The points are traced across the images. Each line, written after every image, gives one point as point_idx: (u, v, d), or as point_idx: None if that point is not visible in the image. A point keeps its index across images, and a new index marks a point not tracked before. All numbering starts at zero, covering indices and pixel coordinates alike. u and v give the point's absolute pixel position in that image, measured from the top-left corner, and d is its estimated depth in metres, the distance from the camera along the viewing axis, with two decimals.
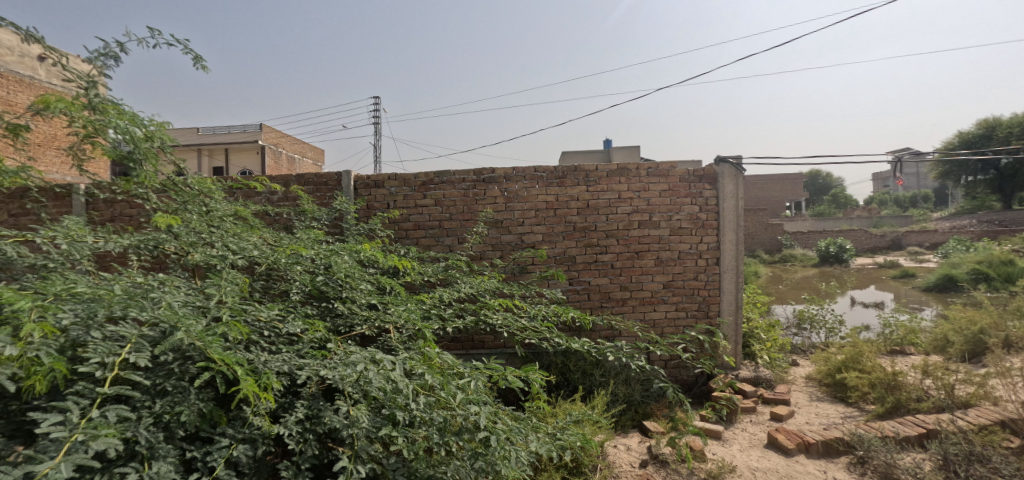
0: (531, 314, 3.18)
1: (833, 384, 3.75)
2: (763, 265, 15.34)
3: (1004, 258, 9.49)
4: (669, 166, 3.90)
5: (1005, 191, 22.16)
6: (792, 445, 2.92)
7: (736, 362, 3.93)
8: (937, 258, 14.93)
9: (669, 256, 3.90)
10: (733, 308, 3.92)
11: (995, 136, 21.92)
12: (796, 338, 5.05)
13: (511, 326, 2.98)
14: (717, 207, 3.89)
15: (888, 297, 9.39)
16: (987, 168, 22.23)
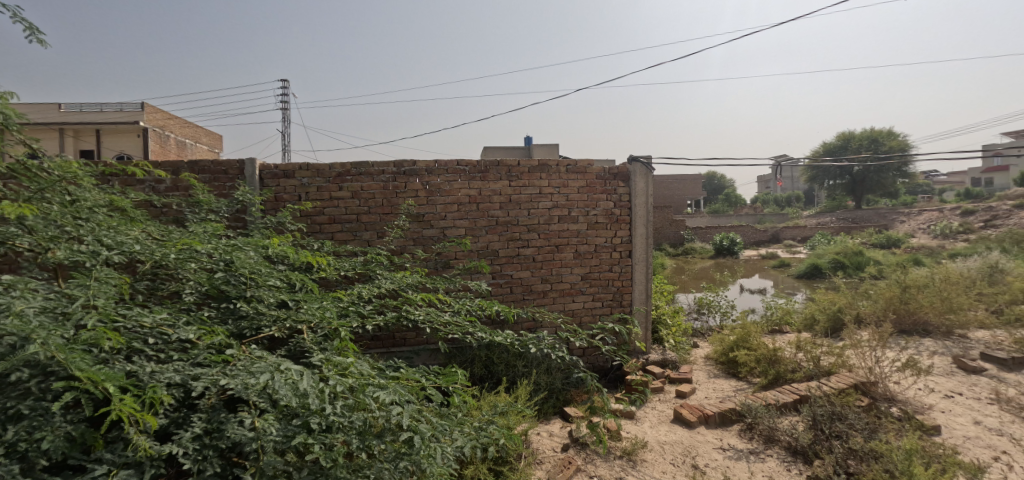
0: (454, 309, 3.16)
1: (727, 361, 4.23)
2: (670, 258, 16.77)
3: (855, 249, 11.37)
4: (587, 164, 4.10)
5: (857, 194, 26.47)
6: (694, 418, 3.25)
7: (647, 346, 4.27)
8: (807, 249, 17.46)
9: (587, 249, 4.11)
10: (644, 296, 4.24)
11: (850, 147, 26.10)
12: (697, 322, 5.61)
13: (434, 321, 2.92)
14: (629, 203, 4.17)
15: (769, 284, 10.78)
16: (844, 174, 26.39)
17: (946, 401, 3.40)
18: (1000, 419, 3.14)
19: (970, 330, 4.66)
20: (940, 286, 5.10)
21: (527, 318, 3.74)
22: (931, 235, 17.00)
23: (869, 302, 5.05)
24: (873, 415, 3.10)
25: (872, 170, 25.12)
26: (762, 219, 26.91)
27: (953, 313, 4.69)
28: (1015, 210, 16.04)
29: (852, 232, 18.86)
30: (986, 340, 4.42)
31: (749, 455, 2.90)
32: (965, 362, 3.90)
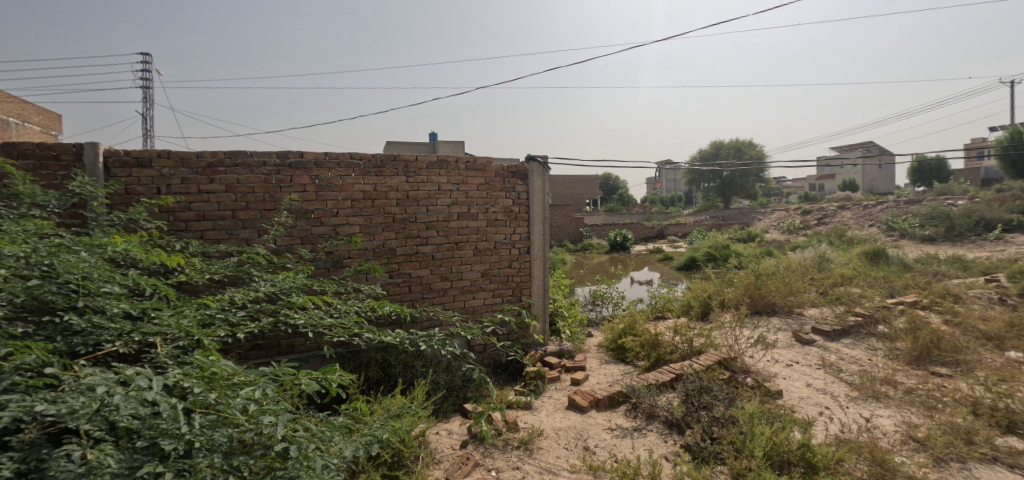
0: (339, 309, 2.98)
1: (616, 348, 4.57)
2: (571, 254, 17.78)
3: (723, 243, 13.11)
4: (486, 161, 4.14)
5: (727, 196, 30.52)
6: (586, 403, 3.46)
7: (544, 338, 4.46)
8: (686, 244, 19.71)
9: (487, 246, 4.16)
10: (541, 291, 4.41)
11: (722, 155, 30.01)
12: (592, 313, 6.00)
13: (317, 325, 2.73)
14: (527, 201, 4.31)
15: (654, 275, 11.96)
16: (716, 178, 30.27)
17: (786, 369, 4.06)
18: (824, 380, 3.82)
19: (804, 308, 5.63)
20: (783, 273, 6.09)
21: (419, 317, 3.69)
22: (780, 230, 20.28)
23: (731, 289, 5.84)
24: (732, 385, 3.58)
25: (737, 175, 29.19)
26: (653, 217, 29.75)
27: (792, 295, 5.63)
28: (838, 210, 19.80)
29: (722, 229, 21.70)
30: (815, 316, 5.37)
31: (633, 432, 3.16)
32: (800, 336, 4.70)
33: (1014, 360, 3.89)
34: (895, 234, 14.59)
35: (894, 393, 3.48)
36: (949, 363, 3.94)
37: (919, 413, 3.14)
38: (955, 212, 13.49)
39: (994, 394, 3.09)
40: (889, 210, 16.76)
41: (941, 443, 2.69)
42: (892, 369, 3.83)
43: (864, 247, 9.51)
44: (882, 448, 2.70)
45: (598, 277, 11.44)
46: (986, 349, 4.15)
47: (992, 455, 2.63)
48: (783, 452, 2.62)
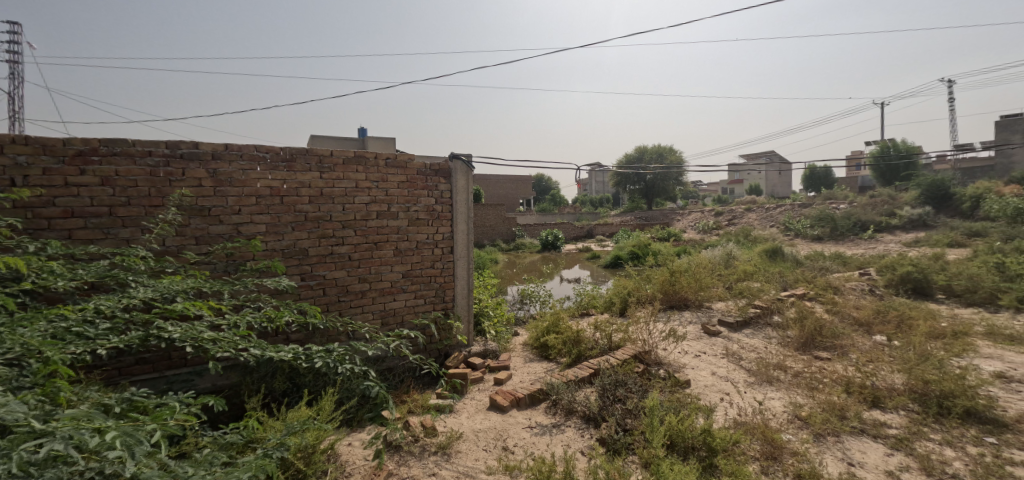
0: (225, 323, 2.78)
1: (540, 345, 4.65)
2: (504, 253, 17.93)
3: (645, 243, 13.94)
4: (408, 158, 4.01)
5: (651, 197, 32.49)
6: (507, 402, 3.47)
7: (468, 339, 4.45)
8: (614, 242, 20.69)
9: (408, 246, 4.04)
10: (465, 292, 4.37)
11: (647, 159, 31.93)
12: (520, 312, 6.08)
13: (196, 339, 2.49)
14: (450, 200, 4.24)
15: (583, 274, 12.45)
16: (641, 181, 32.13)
17: (694, 359, 4.37)
18: (726, 368, 4.15)
19: (712, 302, 6.11)
20: (695, 270, 6.58)
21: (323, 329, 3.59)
22: (696, 230, 21.97)
23: (649, 285, 6.21)
24: (645, 377, 3.77)
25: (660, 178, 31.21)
26: (585, 217, 30.97)
27: (702, 290, 6.10)
28: (747, 212, 21.88)
29: (647, 229, 23.07)
30: (721, 309, 5.86)
31: (552, 429, 3.21)
32: (707, 328, 5.08)
33: (878, 342, 4.48)
34: (791, 233, 16.42)
35: (784, 376, 3.85)
36: (828, 348, 4.45)
37: (803, 394, 3.49)
38: (838, 215, 15.46)
39: (862, 373, 3.52)
40: (787, 213, 18.82)
41: (819, 419, 2.99)
42: (783, 356, 4.25)
43: (764, 246, 10.57)
44: (771, 427, 2.96)
45: (528, 276, 11.66)
46: (858, 334, 4.74)
47: (860, 428, 2.94)
48: (687, 439, 2.76)
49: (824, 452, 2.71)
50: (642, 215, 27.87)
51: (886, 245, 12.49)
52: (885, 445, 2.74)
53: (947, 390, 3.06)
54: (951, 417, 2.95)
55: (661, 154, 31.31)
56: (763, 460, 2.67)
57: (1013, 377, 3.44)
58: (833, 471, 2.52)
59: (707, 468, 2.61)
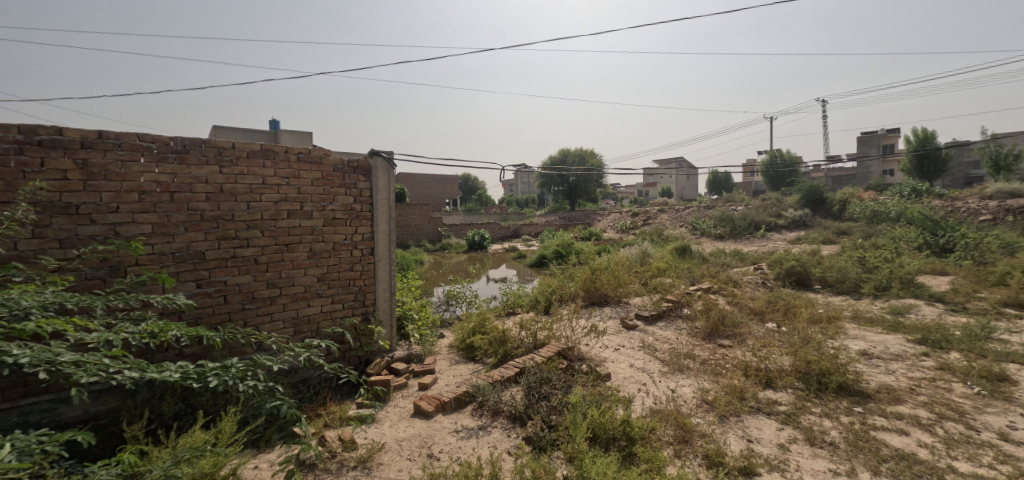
0: (94, 343, 2.37)
1: (466, 347, 4.58)
2: (429, 254, 17.55)
3: (568, 243, 14.49)
4: (323, 153, 3.72)
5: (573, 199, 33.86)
6: (432, 408, 3.35)
7: (391, 344, 4.25)
8: (539, 242, 21.22)
9: (324, 248, 3.74)
10: (387, 295, 4.17)
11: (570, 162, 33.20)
12: (445, 314, 5.97)
13: (52, 364, 2.08)
14: (371, 199, 4.02)
15: (509, 273, 12.61)
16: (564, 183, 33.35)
17: (614, 352, 4.57)
18: (642, 359, 4.40)
19: (629, 298, 6.48)
20: (613, 268, 6.94)
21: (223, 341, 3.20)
22: (615, 229, 23.29)
23: (572, 284, 6.47)
24: (569, 373, 3.86)
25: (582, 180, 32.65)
26: (510, 217, 31.44)
27: (620, 287, 6.44)
28: (659, 213, 23.66)
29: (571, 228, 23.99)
30: (637, 304, 6.23)
31: (478, 431, 3.15)
32: (625, 322, 5.36)
33: (770, 329, 5.03)
34: (697, 232, 18.00)
35: (693, 364, 4.16)
36: (729, 336, 4.91)
37: (709, 380, 3.80)
38: (735, 216, 17.29)
39: (757, 358, 3.91)
40: (693, 214, 20.67)
41: (723, 402, 3.26)
42: (692, 345, 4.61)
43: (674, 244, 11.45)
44: (683, 413, 3.17)
45: (454, 276, 11.53)
46: (753, 322, 5.29)
47: (757, 407, 3.25)
48: (608, 431, 2.85)
49: (728, 432, 2.95)
50: (566, 215, 28.90)
51: (774, 242, 14.18)
52: (777, 420, 3.05)
53: (825, 369, 3.51)
54: (827, 392, 3.38)
55: (582, 157, 32.71)
56: (676, 444, 2.84)
57: (873, 354, 4.03)
58: (735, 448, 2.75)
59: (626, 457, 2.71)
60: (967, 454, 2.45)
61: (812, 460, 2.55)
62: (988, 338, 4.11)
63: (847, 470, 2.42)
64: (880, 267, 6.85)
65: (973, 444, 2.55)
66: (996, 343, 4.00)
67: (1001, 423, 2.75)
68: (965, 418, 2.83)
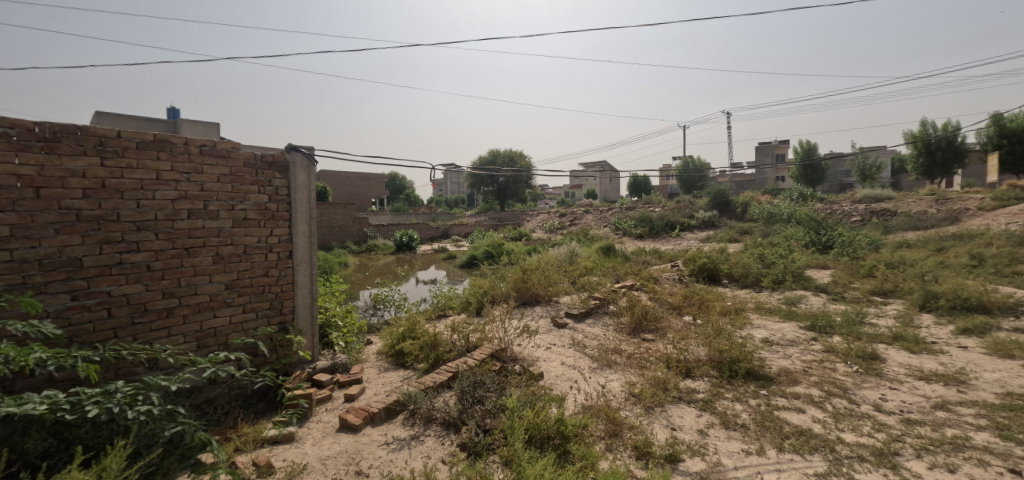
0: None
1: (395, 353, 4.39)
2: (354, 256, 16.68)
3: (499, 243, 14.58)
4: (232, 147, 3.33)
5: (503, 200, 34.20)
6: (359, 420, 3.12)
7: (312, 354, 3.93)
8: (469, 242, 21.11)
9: (233, 252, 3.35)
10: (308, 301, 3.84)
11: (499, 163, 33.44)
12: (373, 319, 5.73)
13: None
14: (288, 197, 3.68)
15: (439, 275, 12.37)
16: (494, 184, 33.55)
17: (546, 351, 4.64)
18: (573, 357, 4.51)
19: (559, 297, 6.66)
20: (544, 268, 7.09)
21: (103, 361, 2.72)
22: (544, 229, 23.90)
23: (504, 284, 6.49)
24: (502, 375, 3.83)
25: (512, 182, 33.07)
26: (440, 218, 30.95)
27: (550, 286, 6.57)
28: (585, 213, 24.71)
29: (501, 229, 24.19)
30: (567, 302, 6.42)
31: (410, 441, 3.00)
32: (556, 321, 5.48)
33: (687, 322, 5.42)
34: (620, 232, 19.02)
35: (620, 359, 4.34)
36: (652, 330, 5.22)
37: (635, 373, 3.99)
38: (653, 217, 18.55)
39: (677, 350, 4.18)
40: (616, 215, 21.86)
41: (649, 394, 3.43)
42: (618, 341, 4.82)
43: (600, 244, 11.97)
44: (613, 407, 3.28)
45: (381, 279, 11.06)
46: (672, 316, 5.68)
47: (678, 396, 3.47)
48: (543, 430, 2.85)
49: (654, 422, 3.10)
50: (497, 215, 29.06)
51: (687, 241, 15.42)
52: (696, 408, 3.27)
53: (734, 357, 3.84)
54: (738, 378, 3.70)
55: (512, 158, 33.08)
56: (607, 438, 2.92)
57: (773, 341, 4.51)
58: (661, 437, 2.90)
59: (561, 455, 2.74)
60: (851, 426, 2.80)
61: (728, 443, 2.76)
62: (860, 323, 4.78)
63: (757, 449, 2.65)
64: (776, 263, 7.72)
65: (854, 416, 2.92)
66: (866, 326, 4.67)
67: (874, 396, 3.20)
68: (847, 394, 3.25)
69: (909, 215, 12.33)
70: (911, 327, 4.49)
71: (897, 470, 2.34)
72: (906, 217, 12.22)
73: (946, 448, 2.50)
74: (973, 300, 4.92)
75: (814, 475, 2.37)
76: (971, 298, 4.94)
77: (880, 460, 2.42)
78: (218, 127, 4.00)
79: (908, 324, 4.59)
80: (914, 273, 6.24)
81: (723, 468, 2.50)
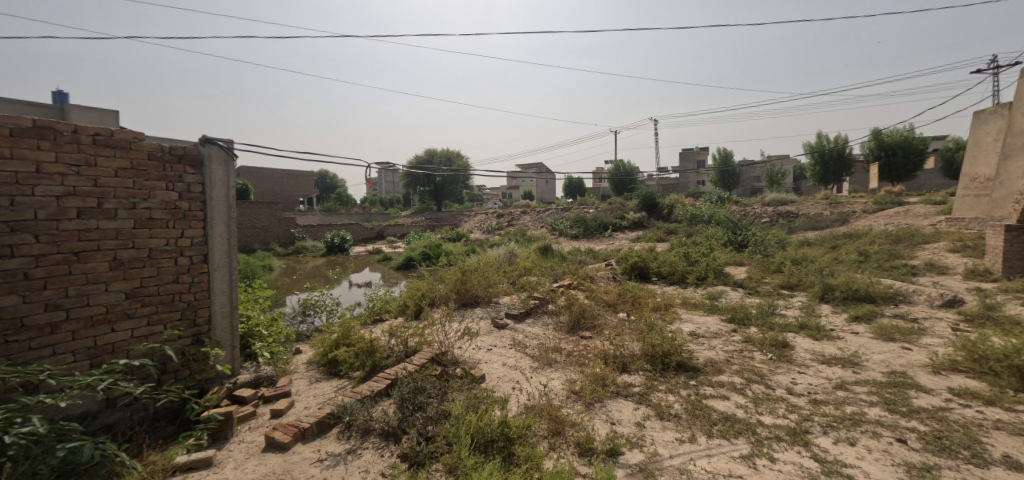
0: None
1: (327, 362, 4.12)
2: (279, 258, 15.50)
3: (437, 243, 14.32)
4: (133, 137, 2.94)
5: (440, 201, 33.64)
6: (288, 438, 2.87)
7: (232, 368, 3.57)
8: (406, 242, 20.52)
9: (134, 257, 2.93)
10: (227, 310, 3.48)
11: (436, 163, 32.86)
12: (302, 326, 5.35)
13: None
14: (202, 195, 3.31)
15: (374, 277, 11.87)
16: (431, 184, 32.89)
17: (488, 353, 4.61)
18: (514, 357, 4.51)
19: (499, 297, 6.67)
20: (483, 270, 7.06)
21: None
22: (482, 230, 23.87)
23: (443, 286, 6.36)
24: (443, 380, 3.74)
25: (449, 182, 32.64)
26: (375, 218, 29.76)
27: (490, 287, 6.55)
28: (523, 214, 25.08)
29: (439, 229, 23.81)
30: (507, 302, 6.44)
31: (346, 456, 2.82)
32: (497, 322, 5.46)
33: (621, 319, 5.67)
34: (557, 232, 19.50)
35: (560, 357, 4.43)
36: (590, 327, 5.39)
37: (576, 371, 4.08)
38: (587, 218, 19.26)
39: (613, 346, 4.34)
40: (553, 215, 22.42)
41: (589, 391, 3.52)
42: (558, 339, 4.92)
43: (538, 244, 12.17)
44: (555, 406, 3.32)
45: (310, 283, 10.38)
46: (608, 313, 5.91)
47: (616, 390, 3.61)
48: (487, 434, 2.81)
49: (594, 418, 3.19)
50: (435, 215, 28.56)
51: (620, 241, 16.18)
52: (633, 401, 3.42)
53: (666, 351, 4.06)
54: (669, 370, 3.92)
55: (450, 158, 32.65)
56: (551, 437, 2.95)
57: (699, 334, 4.85)
58: (602, 432, 2.98)
59: (506, 458, 2.71)
60: (769, 409, 3.08)
61: (663, 433, 2.91)
62: (772, 314, 5.30)
63: (689, 436, 2.81)
64: (699, 261, 8.33)
65: (771, 400, 3.22)
66: (777, 318, 5.18)
67: (786, 380, 3.55)
68: (764, 380, 3.57)
69: (808, 217, 13.94)
70: (813, 317, 5.05)
71: (808, 446, 2.60)
72: (805, 218, 13.81)
73: (846, 424, 2.83)
74: (861, 292, 5.65)
75: (739, 457, 2.57)
76: (859, 289, 5.67)
77: (794, 439, 2.68)
78: (117, 114, 3.50)
79: (811, 314, 5.15)
80: (814, 268, 7.05)
81: (660, 457, 2.63)
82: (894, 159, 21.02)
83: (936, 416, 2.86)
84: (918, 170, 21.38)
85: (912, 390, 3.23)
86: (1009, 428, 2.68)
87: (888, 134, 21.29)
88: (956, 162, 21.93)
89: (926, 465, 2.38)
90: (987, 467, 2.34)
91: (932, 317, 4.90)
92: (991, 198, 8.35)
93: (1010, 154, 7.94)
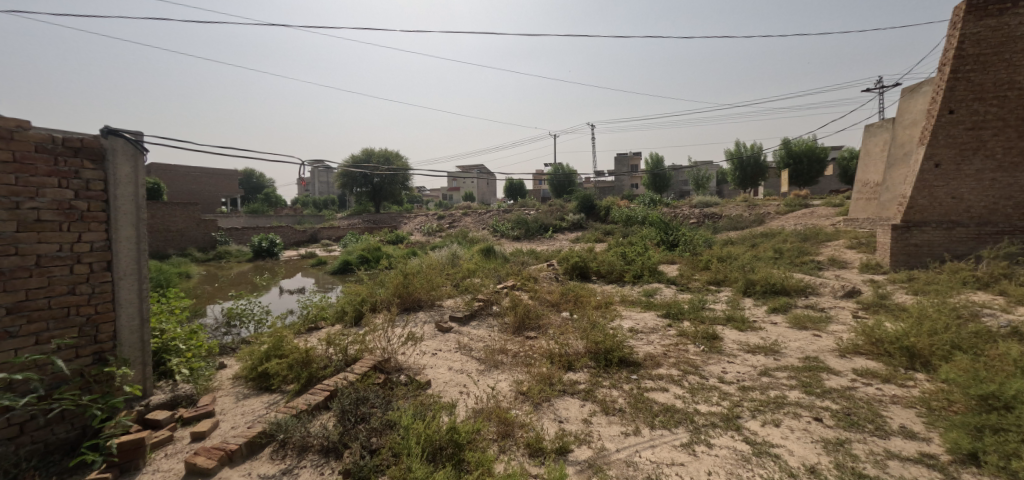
0: None
1: (257, 376, 3.79)
2: (197, 264, 14.09)
3: (375, 246, 13.79)
4: (16, 125, 2.54)
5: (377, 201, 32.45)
6: (213, 463, 2.58)
7: (143, 388, 3.16)
8: (342, 246, 19.56)
9: (16, 265, 2.51)
10: (136, 324, 3.07)
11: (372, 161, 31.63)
12: (225, 338, 4.90)
13: None
14: (104, 194, 2.90)
15: (307, 282, 11.20)
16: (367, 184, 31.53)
17: (432, 358, 4.49)
18: (460, 361, 4.44)
19: (442, 300, 6.53)
20: (425, 273, 6.86)
21: None
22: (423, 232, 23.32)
23: (384, 290, 6.11)
24: (387, 388, 3.57)
25: (387, 183, 31.58)
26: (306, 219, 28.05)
27: (433, 290, 6.39)
28: (464, 215, 24.91)
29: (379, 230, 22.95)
30: (451, 305, 6.33)
31: (281, 477, 2.60)
32: (440, 325, 5.34)
33: (564, 318, 5.76)
34: (499, 234, 19.53)
35: (506, 358, 4.42)
36: (534, 327, 5.43)
37: (522, 371, 4.09)
38: (529, 218, 19.51)
39: (558, 345, 4.40)
40: (495, 217, 22.47)
41: (537, 390, 3.54)
42: (503, 341, 4.91)
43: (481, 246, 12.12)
44: (503, 408, 3.29)
45: (235, 291, 9.57)
46: (552, 313, 6.01)
47: (563, 389, 3.66)
48: (435, 441, 2.72)
49: (543, 417, 3.21)
50: (374, 217, 27.52)
51: (561, 243, 16.52)
52: (579, 399, 3.48)
53: (609, 347, 4.21)
54: (612, 366, 4.05)
55: (388, 157, 31.76)
56: (500, 440, 2.93)
57: (639, 329, 5.08)
58: (551, 431, 3.01)
59: (456, 465, 2.64)
60: (704, 398, 3.29)
61: (609, 428, 3.00)
62: (702, 309, 5.67)
63: (634, 429, 2.93)
64: (635, 260, 8.75)
65: (705, 389, 3.44)
66: (707, 312, 5.57)
67: (718, 370, 3.82)
68: (698, 371, 3.81)
69: (730, 218, 15.20)
70: (738, 310, 5.50)
71: (740, 431, 2.81)
72: (726, 220, 15.05)
73: (772, 407, 3.10)
74: (777, 286, 6.24)
75: (680, 445, 2.71)
76: (776, 284, 6.27)
77: (727, 424, 2.89)
78: None
79: (735, 307, 5.60)
80: (737, 266, 7.69)
81: (607, 452, 2.71)
82: (801, 166, 23.59)
83: (845, 394, 3.23)
84: (819, 176, 24.12)
85: (824, 373, 3.62)
86: (902, 402, 3.08)
87: (796, 143, 23.80)
88: (849, 168, 24.99)
89: (839, 440, 2.66)
90: (888, 437, 2.67)
91: (837, 307, 5.53)
92: (879, 200, 9.60)
93: (893, 163, 9.19)
